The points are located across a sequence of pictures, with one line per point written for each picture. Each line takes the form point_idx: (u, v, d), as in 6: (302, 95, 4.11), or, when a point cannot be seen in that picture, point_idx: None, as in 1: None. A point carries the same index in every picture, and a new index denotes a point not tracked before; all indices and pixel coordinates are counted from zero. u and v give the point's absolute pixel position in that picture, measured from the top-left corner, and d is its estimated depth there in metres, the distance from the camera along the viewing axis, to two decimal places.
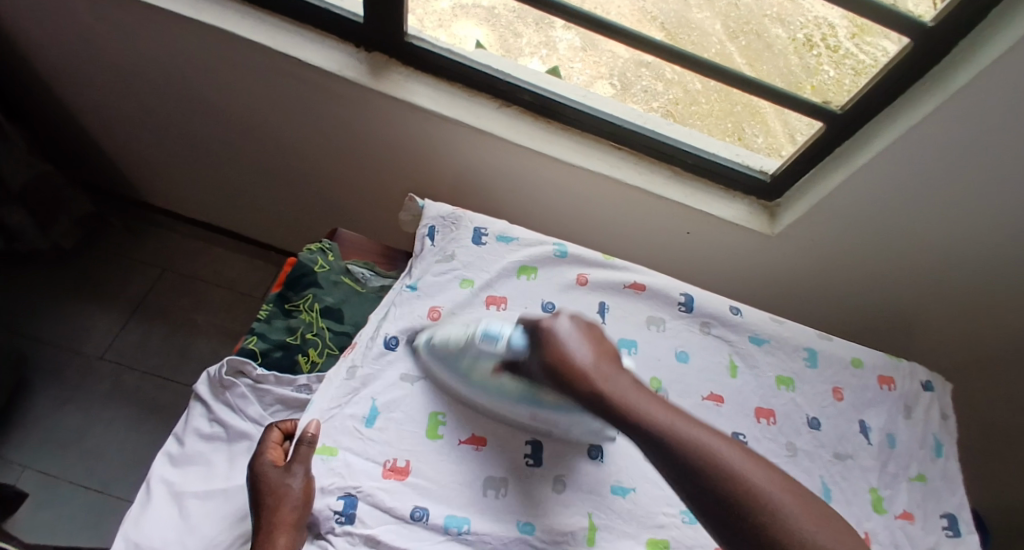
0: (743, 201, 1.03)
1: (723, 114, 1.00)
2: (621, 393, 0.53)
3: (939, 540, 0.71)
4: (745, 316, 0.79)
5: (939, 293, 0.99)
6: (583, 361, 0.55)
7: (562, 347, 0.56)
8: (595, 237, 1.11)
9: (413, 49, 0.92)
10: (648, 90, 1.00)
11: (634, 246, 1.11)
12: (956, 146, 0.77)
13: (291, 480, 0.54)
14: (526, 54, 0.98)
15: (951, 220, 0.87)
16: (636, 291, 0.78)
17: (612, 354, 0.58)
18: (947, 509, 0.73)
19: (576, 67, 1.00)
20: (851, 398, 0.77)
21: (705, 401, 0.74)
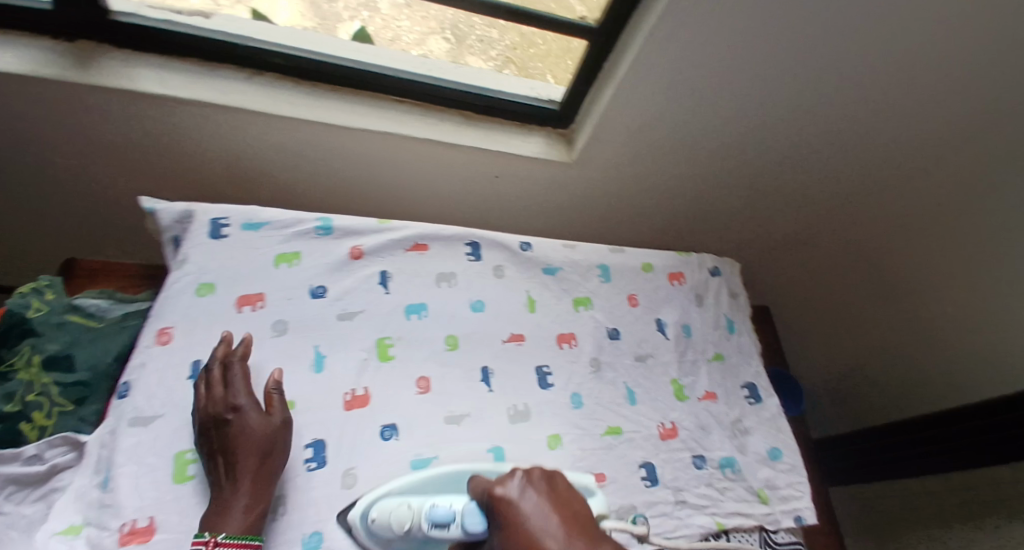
0: (540, 133, 1.00)
1: (562, 53, 0.96)
2: (536, 517, 0.42)
3: (742, 410, 0.81)
4: (535, 250, 0.79)
5: (732, 180, 1.04)
6: (534, 524, 0.42)
7: (520, 519, 0.42)
8: (396, 205, 1.04)
9: (125, 28, 0.78)
10: (483, 40, 0.94)
11: (441, 204, 1.06)
12: (701, 43, 0.78)
13: (255, 423, 0.54)
14: (344, 19, 0.89)
15: (715, 116, 0.91)
16: (419, 251, 0.72)
17: (590, 526, 0.43)
18: (748, 380, 0.84)
19: (403, 25, 0.91)
20: (646, 302, 0.83)
21: (506, 344, 0.72)
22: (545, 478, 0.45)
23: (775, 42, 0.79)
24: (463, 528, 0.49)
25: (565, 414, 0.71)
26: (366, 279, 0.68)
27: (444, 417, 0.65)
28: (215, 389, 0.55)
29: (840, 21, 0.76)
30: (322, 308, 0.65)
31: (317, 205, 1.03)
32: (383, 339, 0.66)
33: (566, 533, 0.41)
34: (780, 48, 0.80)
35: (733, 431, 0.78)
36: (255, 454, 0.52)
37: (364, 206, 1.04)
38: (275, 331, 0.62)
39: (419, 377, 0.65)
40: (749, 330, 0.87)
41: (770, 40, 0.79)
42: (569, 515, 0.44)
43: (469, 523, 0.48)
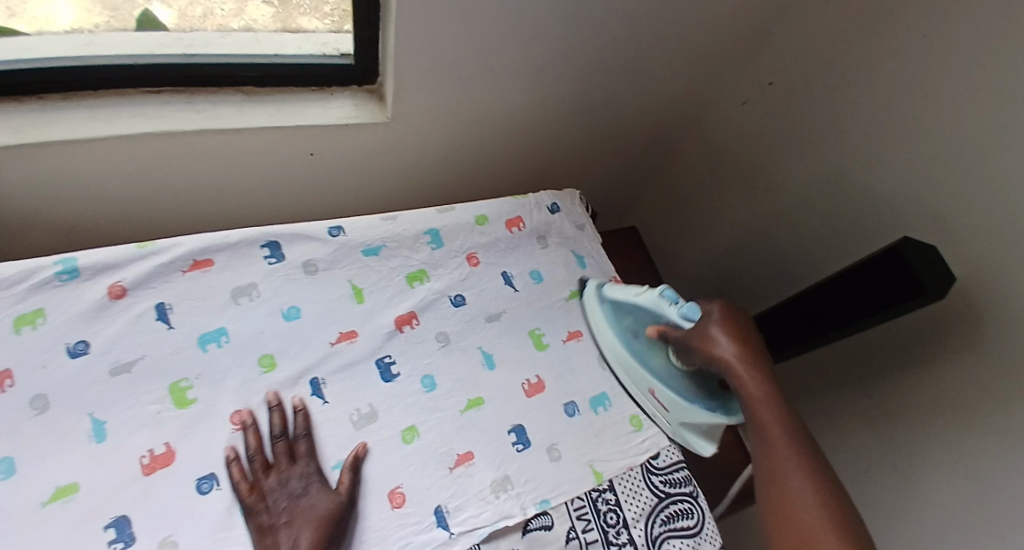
0: (343, 95, 0.89)
1: None
2: (739, 368, 0.62)
3: None
4: (348, 233, 0.70)
5: (564, 101, 0.98)
6: (733, 358, 0.62)
7: (715, 347, 0.63)
8: (215, 208, 0.93)
9: None
10: None
11: (266, 196, 0.95)
12: None
13: (325, 496, 0.55)
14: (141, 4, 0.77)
15: (517, 41, 0.83)
16: (201, 270, 0.62)
17: (761, 362, 0.63)
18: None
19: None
20: (487, 258, 0.75)
21: (335, 345, 0.65)
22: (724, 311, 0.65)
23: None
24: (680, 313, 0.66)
25: (414, 405, 0.64)
26: (138, 320, 0.58)
27: (272, 447, 0.57)
28: (276, 466, 0.56)
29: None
30: (90, 367, 0.55)
31: (119, 230, 0.91)
32: (177, 381, 0.57)
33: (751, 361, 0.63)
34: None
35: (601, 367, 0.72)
36: (320, 524, 0.53)
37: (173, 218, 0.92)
38: (36, 409, 0.53)
39: (233, 411, 0.58)
40: (604, 257, 0.81)
41: None
42: (755, 385, 0.61)
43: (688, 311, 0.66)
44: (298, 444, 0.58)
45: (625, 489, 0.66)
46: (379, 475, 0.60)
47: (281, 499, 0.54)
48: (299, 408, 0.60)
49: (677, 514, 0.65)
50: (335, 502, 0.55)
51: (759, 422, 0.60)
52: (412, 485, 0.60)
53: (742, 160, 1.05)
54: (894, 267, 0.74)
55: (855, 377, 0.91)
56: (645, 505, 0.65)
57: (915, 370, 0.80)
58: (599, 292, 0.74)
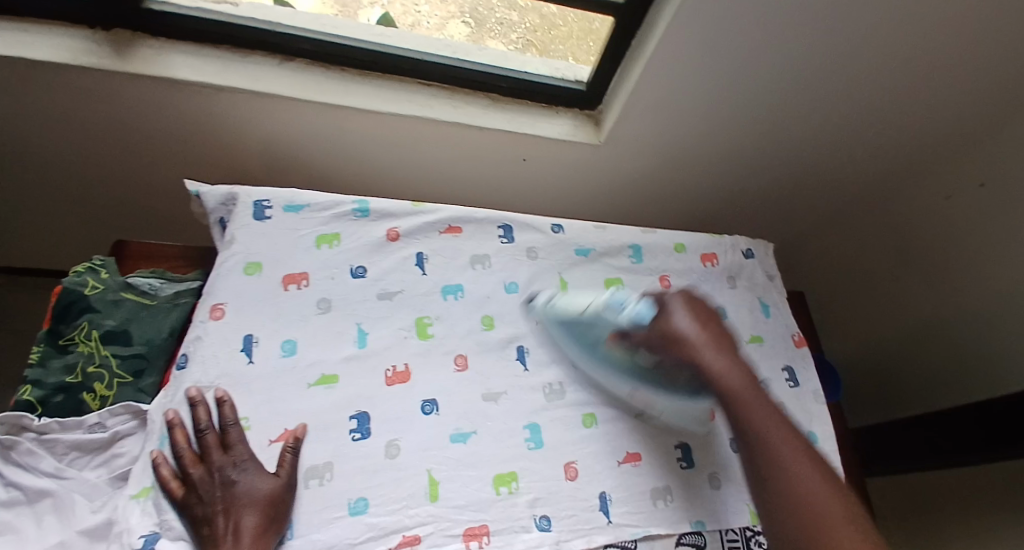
0: (567, 114, 0.99)
1: (584, 34, 0.94)
2: (724, 371, 0.59)
3: (783, 396, 0.75)
4: (566, 231, 0.78)
5: (766, 158, 1.03)
6: (689, 333, 0.61)
7: (671, 319, 0.62)
8: (432, 188, 1.06)
9: (157, 16, 0.80)
10: (504, 22, 0.95)
11: (475, 188, 1.07)
12: (728, 15, 0.78)
13: (265, 481, 0.54)
14: (365, 6, 0.91)
15: (747, 92, 0.90)
16: (452, 234, 0.74)
17: (727, 347, 0.61)
18: (785, 362, 0.78)
19: (423, 10, 0.92)
20: (678, 282, 0.79)
21: (541, 324, 0.72)
22: (694, 298, 0.64)
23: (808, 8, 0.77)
24: (632, 316, 0.64)
25: (599, 395, 0.70)
26: (402, 261, 0.71)
27: (481, 393, 0.66)
28: (206, 458, 0.54)
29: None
30: (364, 288, 0.68)
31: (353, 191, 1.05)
32: (421, 318, 0.69)
33: (709, 344, 0.61)
34: (813, 18, 0.78)
35: None
36: (261, 509, 0.53)
37: (397, 192, 1.06)
38: (320, 309, 0.65)
39: (456, 355, 0.68)
40: (787, 312, 0.82)
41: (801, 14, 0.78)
42: (716, 361, 0.59)
43: (640, 313, 0.64)
44: (234, 431, 0.56)
45: None
46: (562, 446, 0.66)
47: (212, 491, 0.53)
48: (225, 399, 0.57)
49: None
50: (274, 492, 0.54)
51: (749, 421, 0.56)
52: (585, 464, 0.66)
53: (937, 251, 1.04)
54: None
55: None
56: None
57: None
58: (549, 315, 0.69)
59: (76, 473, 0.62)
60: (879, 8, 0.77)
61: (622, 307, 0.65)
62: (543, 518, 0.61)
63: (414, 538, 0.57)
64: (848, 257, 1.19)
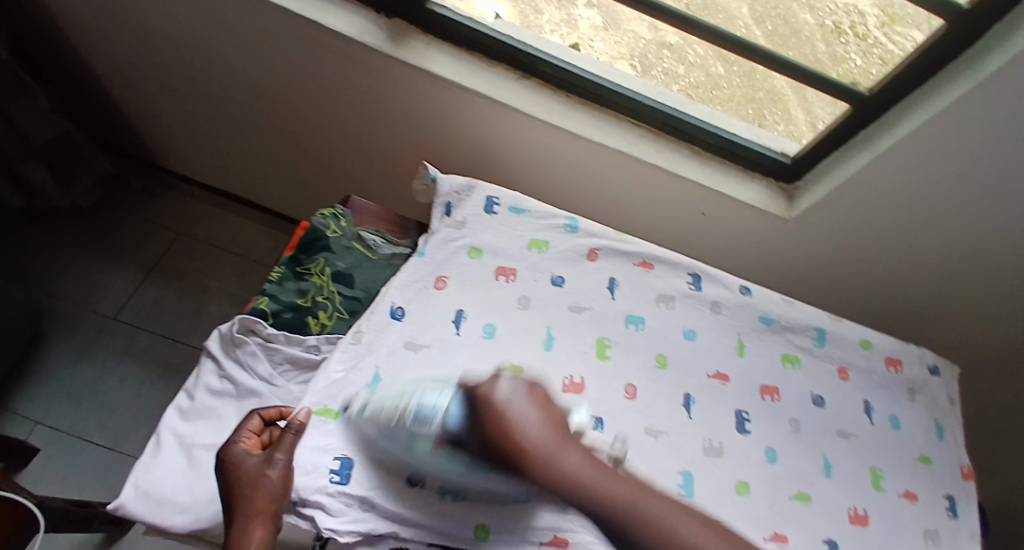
0: (762, 182, 1.01)
1: (744, 100, 0.98)
2: (570, 477, 0.53)
3: (941, 523, 0.73)
4: (754, 296, 0.79)
5: (960, 282, 0.98)
6: (531, 435, 0.54)
7: (507, 417, 0.54)
8: (609, 217, 1.11)
9: (435, 16, 0.90)
10: (669, 72, 0.97)
11: (649, 228, 1.10)
12: (982, 137, 0.76)
13: (271, 469, 0.53)
14: (547, 31, 0.95)
15: (968, 214, 0.87)
16: (645, 269, 0.78)
17: (554, 412, 0.58)
18: (951, 493, 0.75)
19: (597, 46, 0.96)
20: (857, 379, 0.78)
21: (710, 379, 0.74)
22: (531, 385, 0.58)
23: None
24: (442, 415, 0.56)
25: (757, 467, 0.70)
26: (598, 282, 0.76)
27: (644, 427, 0.69)
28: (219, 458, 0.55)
29: None
30: (560, 296, 0.74)
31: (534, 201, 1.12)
32: (602, 339, 0.73)
33: (552, 437, 0.55)
34: None
35: (925, 540, 0.71)
36: (269, 499, 0.52)
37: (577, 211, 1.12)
38: (521, 305, 0.72)
39: (628, 384, 0.71)
40: (960, 440, 0.80)
41: None
42: (546, 438, 0.54)
43: (451, 412, 0.56)
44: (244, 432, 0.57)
45: None
46: (713, 504, 0.66)
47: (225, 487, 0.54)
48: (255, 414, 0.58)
49: None
50: (277, 482, 0.53)
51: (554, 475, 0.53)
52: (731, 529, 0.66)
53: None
54: None
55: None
56: None
57: None
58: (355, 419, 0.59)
59: (283, 383, 0.69)
60: None
61: (437, 403, 0.56)
62: None
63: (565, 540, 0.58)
64: None
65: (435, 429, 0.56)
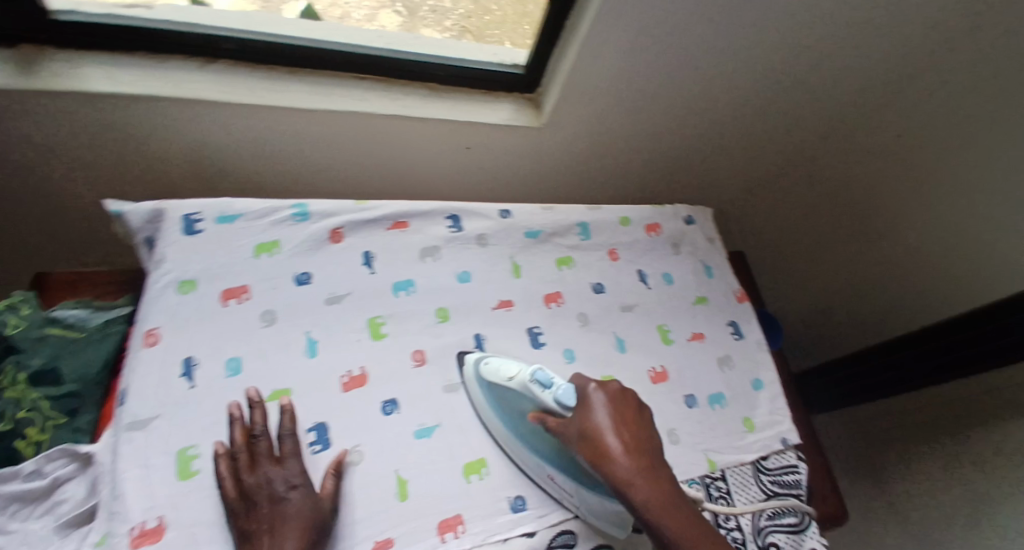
0: (507, 98, 0.99)
1: (517, 18, 0.96)
2: (645, 503, 0.54)
3: (727, 347, 0.84)
4: (515, 216, 0.79)
5: (703, 131, 1.05)
6: (614, 445, 0.55)
7: (592, 416, 0.57)
8: (376, 179, 1.04)
9: (65, 25, 0.74)
10: (436, 10, 0.96)
11: (420, 177, 1.06)
12: None
13: (302, 501, 0.52)
14: (291, 1, 0.88)
15: (683, 71, 0.92)
16: (399, 229, 0.73)
17: (638, 421, 0.59)
18: (731, 318, 0.87)
19: (352, 2, 0.92)
20: (626, 255, 0.84)
21: (496, 310, 0.73)
22: (610, 383, 0.60)
23: None
24: (556, 397, 0.58)
25: (559, 371, 0.72)
26: (348, 261, 0.69)
27: (441, 385, 0.66)
28: (254, 469, 0.53)
29: None
30: (311, 294, 0.66)
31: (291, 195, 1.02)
32: (373, 318, 0.67)
33: (630, 444, 0.56)
34: None
35: (719, 367, 0.82)
36: (302, 529, 0.51)
37: (340, 187, 1.04)
38: (266, 321, 0.63)
39: (416, 351, 0.67)
40: (726, 270, 0.90)
41: None
42: (628, 470, 0.55)
43: (564, 394, 0.57)
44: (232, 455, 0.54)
45: (735, 481, 0.75)
46: None
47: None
48: (286, 408, 0.58)
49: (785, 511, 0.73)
50: (302, 494, 0.52)
51: (619, 485, 0.54)
52: None
53: (873, 204, 1.10)
54: None
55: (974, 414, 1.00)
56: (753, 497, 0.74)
57: None
58: (477, 371, 0.65)
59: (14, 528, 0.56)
60: None
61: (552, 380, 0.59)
62: (518, 498, 0.62)
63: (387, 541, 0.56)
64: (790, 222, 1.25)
65: (541, 402, 0.59)
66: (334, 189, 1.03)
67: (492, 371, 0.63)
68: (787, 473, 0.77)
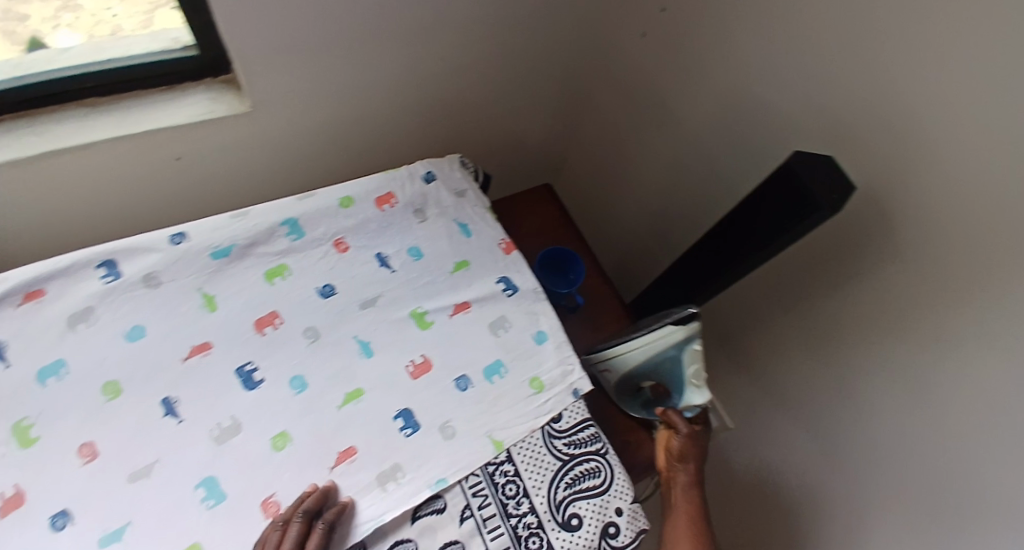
0: (198, 91, 0.84)
1: None
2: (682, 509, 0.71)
3: (500, 308, 0.75)
4: (191, 239, 0.65)
5: (444, 55, 0.91)
6: (688, 476, 0.72)
7: (682, 447, 0.73)
8: (104, 220, 0.90)
9: None
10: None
11: (153, 204, 0.92)
12: None
13: None
14: (47, 30, 0.77)
15: (370, 12, 0.79)
16: (35, 300, 0.60)
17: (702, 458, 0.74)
18: (500, 273, 0.77)
19: (117, 12, 0.78)
20: (357, 241, 0.73)
21: (188, 361, 0.60)
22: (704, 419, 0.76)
23: None
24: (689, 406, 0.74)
25: (285, 408, 0.61)
26: None
27: (126, 476, 0.55)
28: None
29: None
30: None
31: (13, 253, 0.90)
32: (20, 422, 0.56)
33: (691, 474, 0.73)
34: None
35: (492, 333, 0.73)
36: None
37: (66, 237, 0.90)
38: None
39: (89, 442, 0.56)
40: (485, 222, 0.81)
41: None
42: (685, 495, 0.71)
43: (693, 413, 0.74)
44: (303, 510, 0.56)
45: (524, 458, 0.66)
46: (249, 490, 0.57)
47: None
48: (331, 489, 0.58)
49: (584, 474, 0.66)
50: None
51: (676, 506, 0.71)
52: (288, 491, 0.58)
53: (657, 85, 0.99)
54: (784, 183, 0.74)
55: (785, 303, 0.90)
56: (547, 471, 0.66)
57: (831, 292, 0.81)
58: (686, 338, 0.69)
59: None
60: None
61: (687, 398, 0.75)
62: None
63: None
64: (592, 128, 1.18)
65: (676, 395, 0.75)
66: (58, 243, 0.90)
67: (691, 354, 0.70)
68: (584, 430, 0.69)
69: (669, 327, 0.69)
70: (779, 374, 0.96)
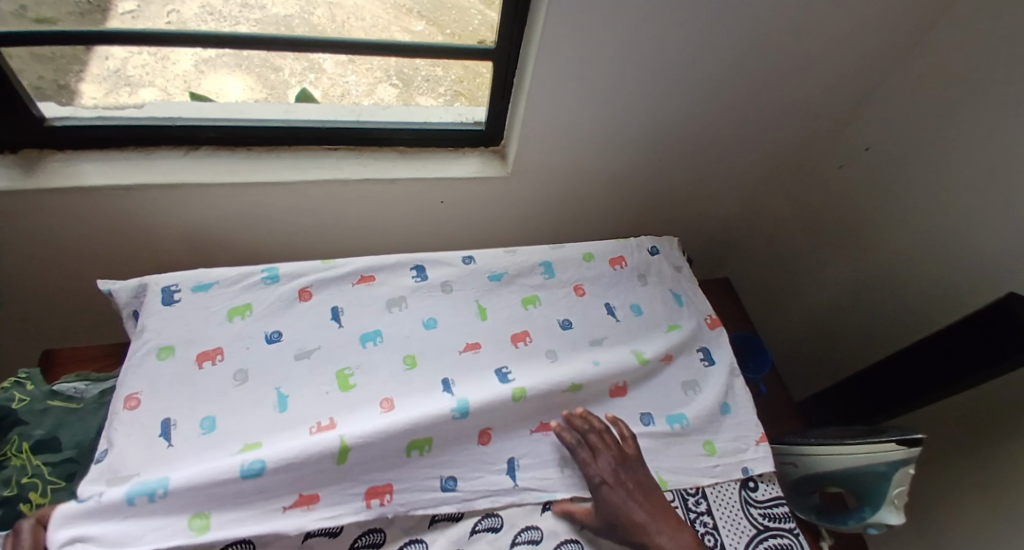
0: (474, 153, 1.07)
1: None
2: None
3: (700, 372, 0.84)
4: (477, 261, 0.83)
5: (667, 154, 1.10)
6: None
7: None
8: (366, 240, 1.12)
9: (63, 130, 0.89)
10: (429, 79, 1.05)
11: (405, 234, 1.13)
12: (586, 53, 0.87)
13: None
14: (293, 85, 1.01)
15: (626, 112, 1.00)
16: (366, 283, 0.79)
17: None
18: (701, 345, 0.87)
19: (350, 80, 1.03)
20: (593, 289, 0.87)
21: (463, 353, 0.76)
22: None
23: (654, 39, 0.88)
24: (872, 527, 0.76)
25: (529, 407, 0.73)
26: (319, 317, 0.75)
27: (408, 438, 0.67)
28: None
29: (703, 16, 0.86)
30: (281, 351, 0.72)
31: (282, 257, 1.11)
32: (342, 371, 0.72)
33: None
34: (660, 47, 0.89)
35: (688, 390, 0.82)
36: None
37: (333, 248, 1.12)
38: (238, 379, 0.69)
39: (383, 399, 0.71)
40: (696, 297, 0.92)
41: (649, 41, 0.88)
42: None
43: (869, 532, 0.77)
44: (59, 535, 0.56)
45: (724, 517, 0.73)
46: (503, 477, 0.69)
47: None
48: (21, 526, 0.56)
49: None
50: None
51: None
52: None
53: (849, 211, 1.12)
54: (993, 315, 0.84)
55: (976, 439, 0.92)
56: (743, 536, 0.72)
57: None
58: (899, 461, 0.71)
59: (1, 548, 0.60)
60: (714, 32, 0.89)
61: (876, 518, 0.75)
62: (448, 478, 0.68)
63: (313, 495, 0.63)
64: (772, 238, 1.30)
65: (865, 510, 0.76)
66: (327, 251, 1.12)
67: (898, 476, 0.72)
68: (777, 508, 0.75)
69: (894, 445, 0.71)
70: (960, 510, 0.94)
